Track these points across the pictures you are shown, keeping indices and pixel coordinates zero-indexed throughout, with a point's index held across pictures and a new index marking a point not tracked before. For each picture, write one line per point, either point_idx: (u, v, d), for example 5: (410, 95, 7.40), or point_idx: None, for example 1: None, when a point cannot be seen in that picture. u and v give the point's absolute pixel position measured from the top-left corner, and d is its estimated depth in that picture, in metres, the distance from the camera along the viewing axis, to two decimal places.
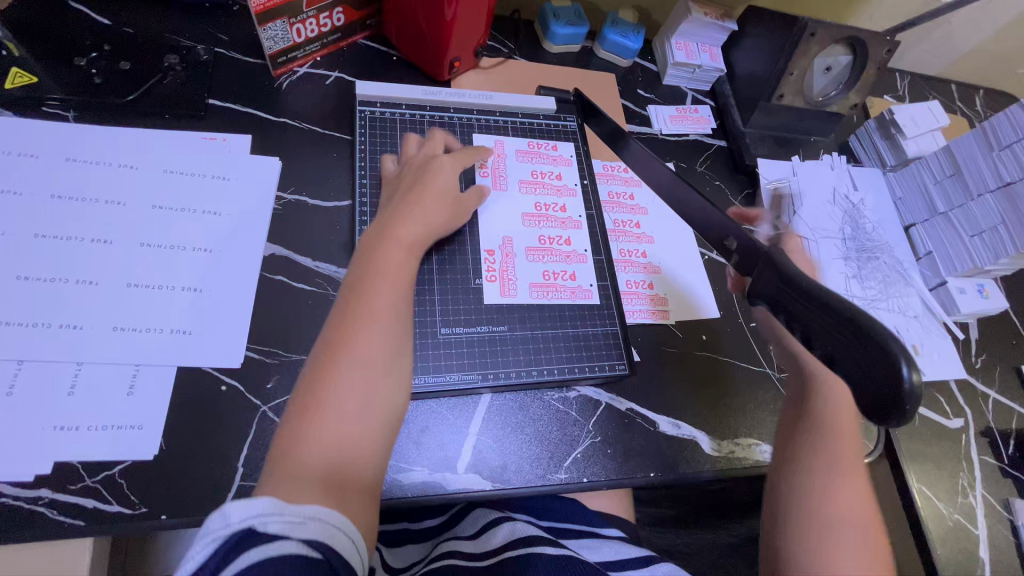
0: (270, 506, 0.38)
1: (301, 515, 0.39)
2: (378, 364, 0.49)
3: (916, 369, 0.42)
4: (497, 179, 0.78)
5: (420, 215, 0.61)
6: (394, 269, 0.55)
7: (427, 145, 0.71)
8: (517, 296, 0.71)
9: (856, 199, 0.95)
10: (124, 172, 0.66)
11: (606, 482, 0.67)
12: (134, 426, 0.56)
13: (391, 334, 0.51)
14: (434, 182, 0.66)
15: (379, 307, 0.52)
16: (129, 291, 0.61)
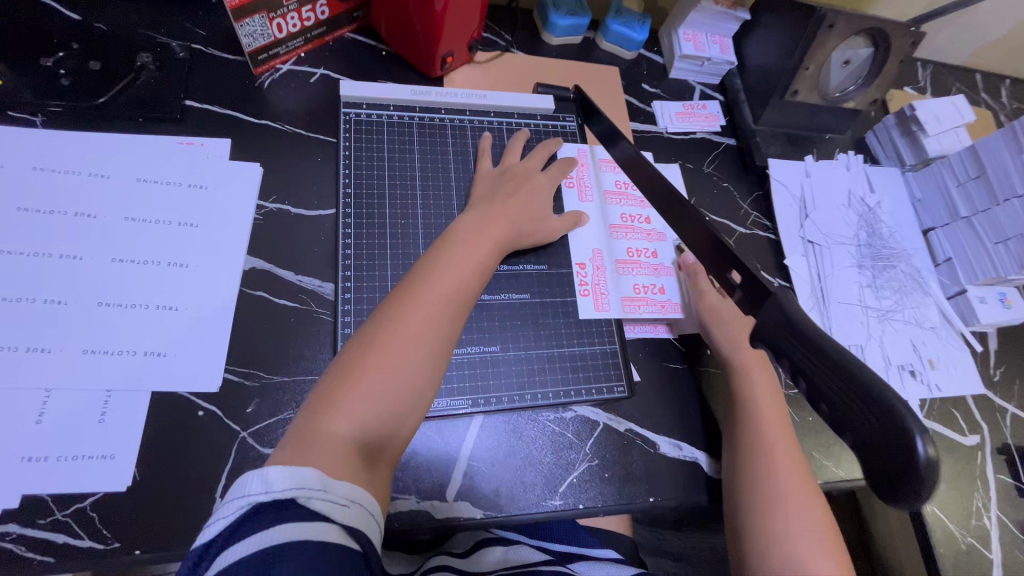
0: (317, 481, 0.41)
1: (343, 496, 0.41)
2: (426, 353, 0.51)
3: (932, 443, 0.35)
4: (583, 188, 0.76)
5: (498, 227, 0.63)
6: (461, 268, 0.57)
7: (529, 161, 0.72)
8: (612, 310, 0.69)
9: (872, 202, 0.90)
10: (94, 181, 0.63)
11: (603, 508, 0.64)
12: (106, 455, 0.53)
13: (442, 328, 0.53)
14: (528, 198, 0.68)
15: (440, 301, 0.54)
16: (100, 310, 0.58)
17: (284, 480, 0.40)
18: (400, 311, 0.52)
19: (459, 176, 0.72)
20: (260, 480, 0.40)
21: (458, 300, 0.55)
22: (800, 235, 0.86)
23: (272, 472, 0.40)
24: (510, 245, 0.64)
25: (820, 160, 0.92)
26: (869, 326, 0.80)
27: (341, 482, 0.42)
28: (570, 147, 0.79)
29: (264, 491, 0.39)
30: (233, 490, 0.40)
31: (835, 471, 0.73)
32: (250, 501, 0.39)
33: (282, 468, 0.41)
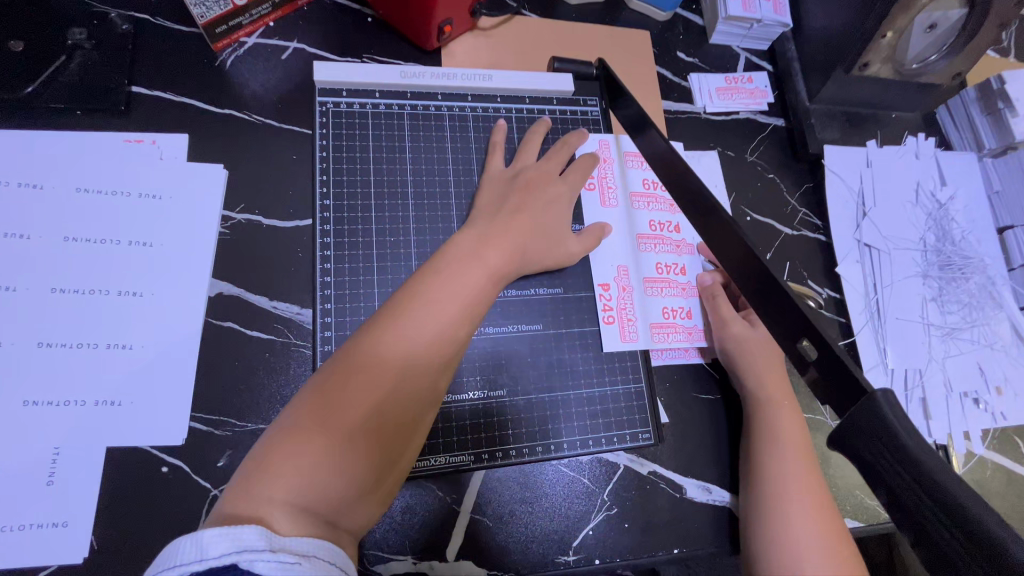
0: (262, 539, 0.34)
1: (295, 552, 0.34)
2: (417, 376, 0.44)
3: None
4: (606, 192, 0.65)
5: (502, 240, 0.53)
6: (454, 286, 0.48)
7: (548, 161, 0.61)
8: (638, 341, 0.61)
9: (943, 198, 0.77)
10: (28, 194, 0.53)
11: (621, 563, 0.56)
12: (57, 523, 0.47)
13: (437, 353, 0.45)
14: (543, 213, 0.57)
15: (425, 327, 0.45)
16: (42, 352, 0.50)
17: (220, 543, 0.33)
18: (376, 339, 0.44)
19: (459, 179, 0.61)
20: (192, 545, 0.33)
21: (449, 326, 0.46)
22: (856, 238, 0.74)
23: (204, 535, 0.33)
24: (517, 262, 0.54)
25: (885, 146, 0.78)
26: (931, 347, 0.71)
27: (293, 537, 0.35)
28: (591, 140, 0.67)
29: (198, 559, 0.32)
30: (162, 559, 0.33)
31: (884, 514, 0.64)
32: (183, 571, 0.32)
33: (221, 528, 0.34)
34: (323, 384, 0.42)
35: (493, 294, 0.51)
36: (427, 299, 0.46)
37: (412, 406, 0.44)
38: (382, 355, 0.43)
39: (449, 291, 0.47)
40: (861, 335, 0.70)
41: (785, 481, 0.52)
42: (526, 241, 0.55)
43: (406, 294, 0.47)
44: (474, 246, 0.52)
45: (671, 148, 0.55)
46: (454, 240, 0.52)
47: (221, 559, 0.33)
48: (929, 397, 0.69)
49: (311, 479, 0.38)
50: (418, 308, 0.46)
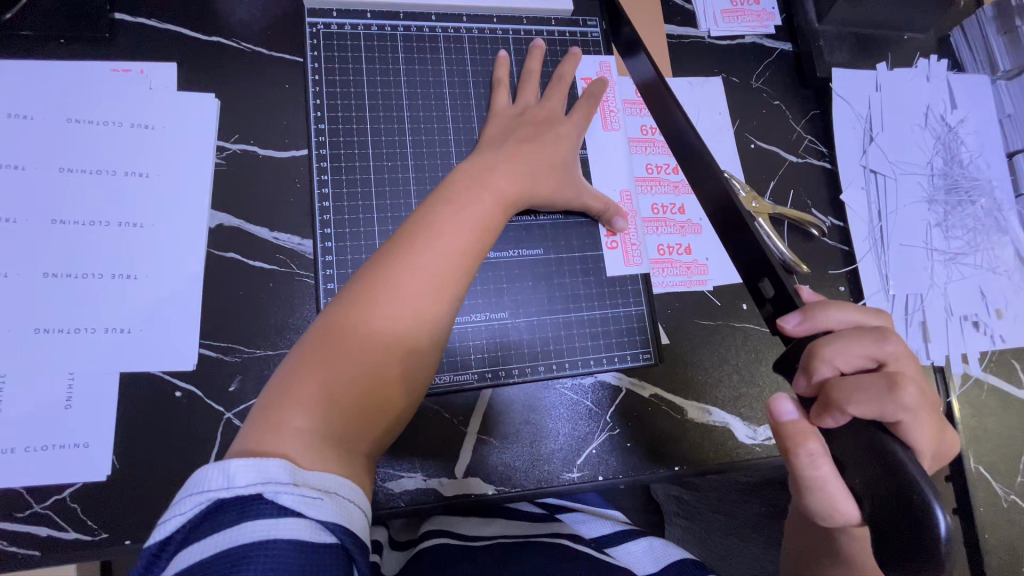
0: (285, 473, 0.35)
1: (317, 488, 0.35)
2: (428, 306, 0.45)
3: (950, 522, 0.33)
4: (607, 117, 0.64)
5: (510, 167, 0.53)
6: (460, 218, 0.48)
7: (549, 101, 0.59)
8: (642, 266, 0.62)
9: (953, 121, 0.75)
10: (17, 124, 0.52)
11: (622, 480, 0.58)
12: (79, 444, 0.48)
13: (447, 284, 0.46)
14: (552, 147, 0.56)
15: (433, 259, 0.45)
16: (47, 283, 0.50)
17: (247, 475, 0.34)
18: (383, 275, 0.44)
19: (456, 104, 0.59)
20: (218, 473, 0.34)
21: (458, 261, 0.46)
22: (861, 164, 0.73)
23: (230, 465, 0.34)
24: (523, 191, 0.53)
25: (896, 68, 0.76)
26: (933, 272, 0.70)
27: (315, 472, 0.36)
28: (591, 62, 0.65)
29: (225, 487, 0.34)
30: (190, 482, 0.35)
31: None
32: (210, 496, 0.34)
33: (246, 458, 0.35)
34: (332, 321, 0.43)
35: (501, 224, 0.51)
36: (434, 233, 0.46)
37: (423, 337, 0.44)
38: (390, 290, 0.44)
39: (455, 223, 0.47)
40: (863, 261, 0.70)
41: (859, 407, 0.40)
42: (537, 172, 0.54)
43: (412, 229, 0.47)
44: (476, 177, 0.51)
45: (659, 76, 0.57)
46: (455, 172, 0.52)
47: (247, 488, 0.34)
48: (929, 320, 0.69)
49: (331, 411, 0.39)
50: (425, 244, 0.46)
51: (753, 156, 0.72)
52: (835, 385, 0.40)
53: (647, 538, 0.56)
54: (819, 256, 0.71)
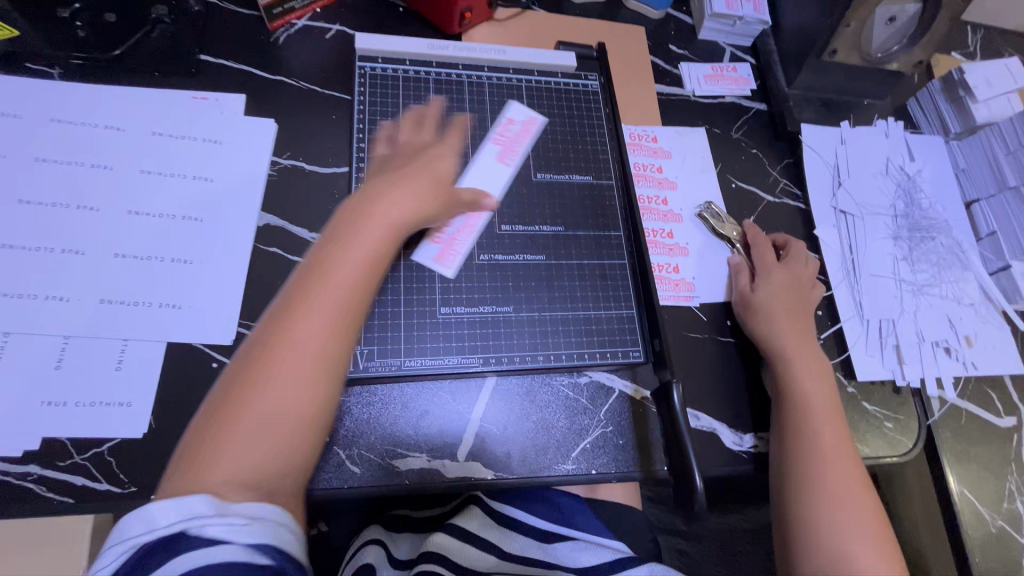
0: (208, 506, 0.38)
1: (245, 514, 0.38)
2: (329, 337, 0.46)
3: (701, 488, 0.54)
4: (508, 147, 0.70)
5: (403, 192, 0.54)
6: (353, 255, 0.49)
7: (420, 135, 0.63)
8: (452, 268, 0.64)
9: (911, 172, 0.85)
10: (111, 134, 0.63)
11: (614, 475, 0.62)
12: (123, 403, 0.54)
13: (348, 313, 0.47)
14: (415, 168, 0.58)
15: (328, 293, 0.47)
16: (116, 262, 0.58)
17: (168, 514, 0.37)
18: (285, 320, 0.45)
19: (475, 135, 0.70)
20: (138, 521, 0.37)
21: (350, 297, 0.47)
22: (832, 205, 0.82)
23: (152, 510, 0.37)
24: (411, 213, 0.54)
25: (857, 126, 0.87)
26: (902, 300, 0.77)
27: (241, 503, 0.39)
28: (520, 114, 0.72)
29: (149, 529, 0.37)
30: (114, 534, 0.37)
31: (863, 452, 0.70)
32: (134, 542, 0.36)
33: (168, 500, 0.38)
34: (236, 376, 0.44)
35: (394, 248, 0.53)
36: (327, 272, 0.47)
37: (330, 366, 0.45)
38: (280, 339, 0.44)
39: (349, 254, 0.49)
40: (838, 288, 0.77)
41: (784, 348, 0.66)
42: (422, 195, 0.56)
43: (306, 274, 0.48)
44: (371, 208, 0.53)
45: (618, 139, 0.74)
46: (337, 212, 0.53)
47: (170, 527, 0.36)
48: (902, 344, 0.75)
49: (246, 457, 0.41)
50: (314, 289, 0.46)
51: (734, 194, 0.82)
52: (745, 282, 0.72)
53: (648, 564, 0.61)
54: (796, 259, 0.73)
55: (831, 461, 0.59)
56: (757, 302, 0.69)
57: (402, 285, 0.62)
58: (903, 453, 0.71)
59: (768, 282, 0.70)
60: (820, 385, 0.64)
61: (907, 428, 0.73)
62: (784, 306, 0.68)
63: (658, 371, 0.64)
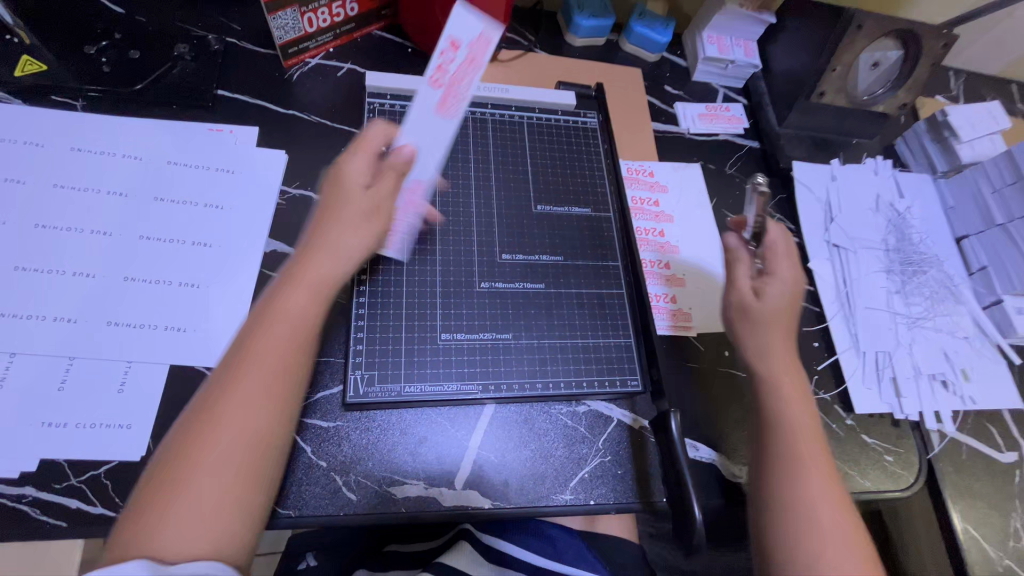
0: (145, 571, 0.37)
1: (191, 575, 0.38)
2: (272, 394, 0.46)
3: (700, 518, 0.54)
4: (451, 87, 0.62)
5: (321, 233, 0.53)
6: (288, 313, 0.49)
7: (367, 141, 0.58)
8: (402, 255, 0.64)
9: (901, 208, 0.88)
10: (128, 162, 0.65)
11: (613, 506, 0.61)
12: (123, 425, 0.54)
13: (287, 371, 0.47)
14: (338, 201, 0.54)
15: (263, 354, 0.47)
16: (125, 285, 0.59)
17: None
18: (226, 384, 0.45)
19: (477, 168, 0.73)
20: None
21: (285, 349, 0.48)
22: (825, 239, 0.84)
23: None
24: (345, 261, 0.53)
25: (847, 164, 0.90)
26: (898, 333, 0.78)
27: (184, 562, 0.39)
28: (463, 26, 0.63)
29: None
30: None
31: (864, 486, 0.70)
32: None
33: (106, 569, 0.38)
34: (182, 440, 0.43)
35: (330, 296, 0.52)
36: (261, 331, 0.48)
37: (270, 422, 0.45)
38: (214, 409, 0.44)
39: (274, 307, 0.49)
40: (833, 321, 0.78)
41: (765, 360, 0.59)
42: (374, 237, 0.55)
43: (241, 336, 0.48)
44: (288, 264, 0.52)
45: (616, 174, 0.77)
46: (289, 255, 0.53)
47: None
48: (899, 377, 0.75)
49: (187, 517, 0.40)
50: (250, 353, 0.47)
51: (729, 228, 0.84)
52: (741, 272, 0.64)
53: None
54: (780, 259, 0.63)
55: (806, 467, 0.52)
56: (760, 313, 0.61)
57: (405, 311, 0.63)
58: (904, 488, 0.71)
59: (774, 285, 0.61)
60: (795, 393, 0.57)
61: (907, 461, 0.72)
62: (780, 323, 0.61)
63: (658, 401, 0.64)
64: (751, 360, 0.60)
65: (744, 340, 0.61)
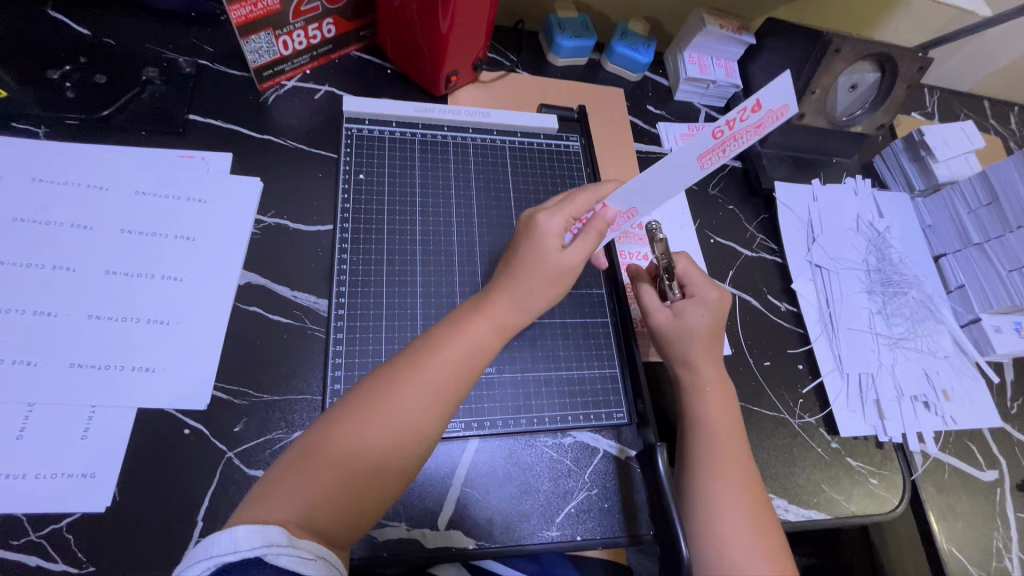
0: (284, 537, 0.38)
1: (311, 550, 0.39)
2: (432, 415, 0.48)
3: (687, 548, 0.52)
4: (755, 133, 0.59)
5: (527, 296, 0.55)
6: (458, 344, 0.51)
7: (572, 206, 0.60)
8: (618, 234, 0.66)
9: (881, 227, 0.89)
10: (93, 193, 0.63)
11: (600, 541, 0.60)
12: (86, 474, 0.52)
13: (448, 398, 0.49)
14: (532, 255, 0.56)
15: (435, 378, 0.49)
16: (90, 323, 0.56)
17: (252, 538, 0.37)
18: (386, 390, 0.47)
19: (459, 195, 0.72)
20: (226, 538, 0.37)
21: (452, 375, 0.50)
22: (807, 260, 0.84)
23: (239, 529, 0.38)
24: (522, 315, 0.55)
25: (828, 184, 0.91)
26: (880, 354, 0.78)
27: (307, 538, 0.40)
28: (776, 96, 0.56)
29: (232, 550, 0.37)
30: (199, 548, 0.38)
31: (851, 511, 0.70)
32: (216, 562, 0.37)
33: (250, 525, 0.38)
34: (330, 425, 0.45)
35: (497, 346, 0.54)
36: (433, 350, 0.50)
37: (414, 452, 0.47)
38: (371, 409, 0.46)
39: (463, 340, 0.51)
40: (816, 343, 0.79)
41: (692, 367, 0.63)
42: (543, 305, 0.57)
43: (418, 348, 0.51)
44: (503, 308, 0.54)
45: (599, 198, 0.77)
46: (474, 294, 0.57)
47: (251, 550, 0.37)
48: (882, 399, 0.76)
49: (312, 504, 0.42)
50: (420, 365, 0.49)
51: (713, 249, 0.84)
52: (648, 299, 0.67)
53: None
54: (698, 283, 0.66)
55: (727, 473, 0.57)
56: (684, 328, 0.64)
57: (384, 345, 0.61)
58: (890, 511, 0.71)
59: (693, 308, 0.64)
60: (722, 408, 0.62)
61: (891, 483, 0.73)
62: (703, 339, 0.63)
63: (641, 430, 0.65)
64: (677, 366, 0.64)
65: (670, 353, 0.65)
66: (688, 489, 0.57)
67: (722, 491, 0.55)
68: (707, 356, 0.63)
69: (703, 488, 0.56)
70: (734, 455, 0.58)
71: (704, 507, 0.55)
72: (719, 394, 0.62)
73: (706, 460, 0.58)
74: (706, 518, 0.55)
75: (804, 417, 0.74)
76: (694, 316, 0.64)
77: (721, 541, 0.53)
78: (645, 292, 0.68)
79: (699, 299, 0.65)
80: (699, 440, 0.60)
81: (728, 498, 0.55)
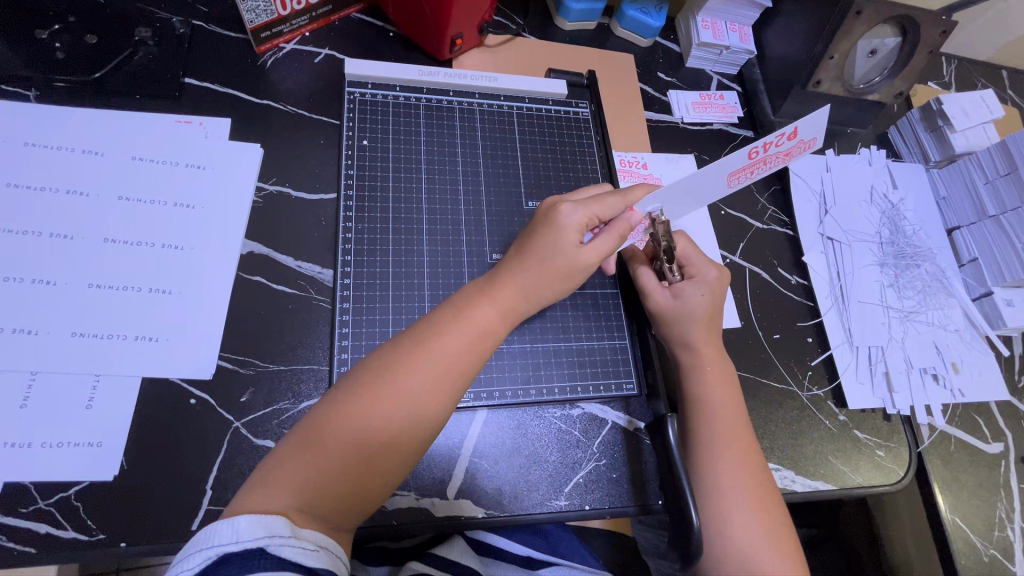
0: (286, 527, 0.38)
1: (312, 541, 0.39)
2: (435, 402, 0.47)
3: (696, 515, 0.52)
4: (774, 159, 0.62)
5: (537, 288, 0.54)
6: (460, 329, 0.50)
7: (592, 205, 0.57)
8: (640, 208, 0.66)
9: (895, 199, 0.87)
10: (88, 158, 0.61)
11: (608, 511, 0.60)
12: (93, 443, 0.51)
13: (451, 384, 0.48)
14: (549, 250, 0.54)
15: (438, 363, 0.48)
16: (91, 292, 0.55)
17: (254, 528, 0.37)
18: (388, 375, 0.46)
19: (466, 163, 0.70)
20: (228, 528, 0.37)
21: (454, 362, 0.48)
22: (819, 232, 0.82)
23: (240, 520, 0.37)
24: (528, 301, 0.55)
25: (842, 155, 0.89)
26: (891, 327, 0.77)
27: (307, 527, 0.40)
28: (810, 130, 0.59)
29: (233, 540, 0.37)
30: (200, 538, 0.38)
31: (856, 482, 0.70)
32: (217, 551, 0.36)
33: (251, 515, 0.38)
34: (331, 412, 0.45)
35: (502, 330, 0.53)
36: (435, 336, 0.49)
37: (417, 437, 0.46)
38: (373, 397, 0.45)
39: (467, 325, 0.50)
40: (827, 316, 0.78)
41: (689, 345, 0.62)
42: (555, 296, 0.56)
43: (419, 331, 0.49)
44: (507, 293, 0.53)
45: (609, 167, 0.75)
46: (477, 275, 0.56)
47: (253, 541, 0.37)
48: (891, 371, 0.75)
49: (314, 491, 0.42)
50: (421, 351, 0.48)
51: (724, 221, 0.82)
52: (646, 278, 0.66)
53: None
54: (697, 263, 0.65)
55: (727, 450, 0.57)
56: (683, 308, 0.63)
57: (390, 316, 0.60)
58: (895, 483, 0.71)
59: (694, 288, 0.63)
60: (724, 391, 0.61)
61: (898, 455, 0.73)
62: (703, 321, 0.63)
63: (651, 402, 0.65)
64: (677, 343, 0.63)
65: (670, 333, 0.64)
66: (691, 463, 0.57)
67: (724, 471, 0.55)
68: (705, 336, 0.63)
69: (705, 472, 0.56)
70: (736, 433, 0.58)
71: (709, 482, 0.55)
72: (717, 373, 0.62)
73: (706, 436, 0.58)
74: (710, 502, 0.54)
75: (813, 390, 0.74)
76: (693, 296, 0.63)
77: (721, 510, 0.54)
78: (642, 271, 0.66)
79: (699, 280, 0.64)
80: (701, 424, 0.59)
81: (729, 478, 0.55)
